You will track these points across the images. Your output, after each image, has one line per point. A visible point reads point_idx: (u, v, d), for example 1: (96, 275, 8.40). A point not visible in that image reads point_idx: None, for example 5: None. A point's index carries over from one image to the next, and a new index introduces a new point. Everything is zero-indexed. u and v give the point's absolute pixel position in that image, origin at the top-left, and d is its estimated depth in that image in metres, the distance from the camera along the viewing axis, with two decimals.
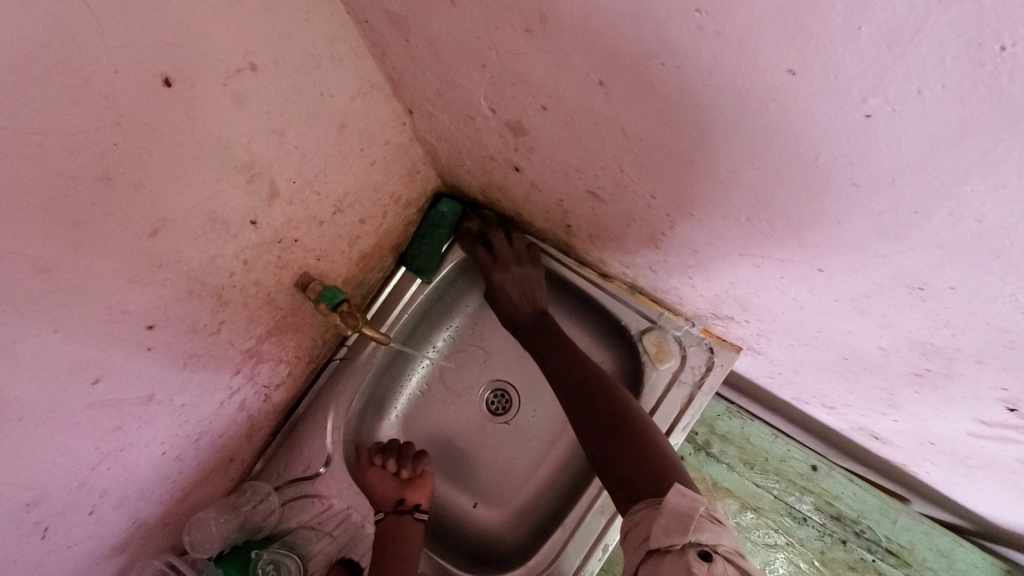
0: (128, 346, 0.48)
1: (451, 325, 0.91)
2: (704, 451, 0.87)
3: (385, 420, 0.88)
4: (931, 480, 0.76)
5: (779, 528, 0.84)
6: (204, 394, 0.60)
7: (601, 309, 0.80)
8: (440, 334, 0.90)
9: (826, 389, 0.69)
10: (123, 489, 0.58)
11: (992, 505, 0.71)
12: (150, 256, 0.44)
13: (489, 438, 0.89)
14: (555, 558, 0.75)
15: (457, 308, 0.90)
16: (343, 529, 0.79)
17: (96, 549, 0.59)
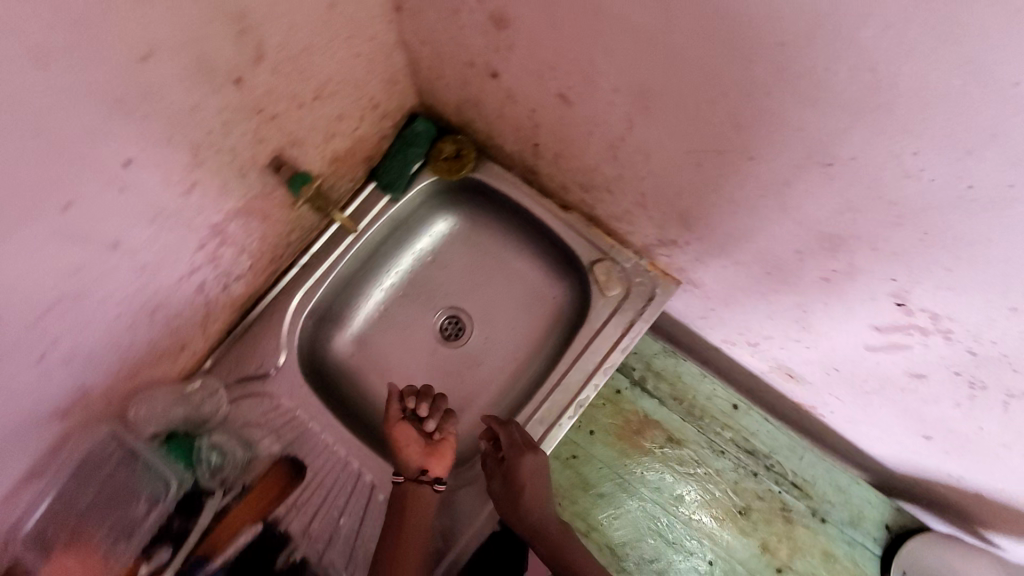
0: (102, 179, 0.49)
1: (415, 250, 0.95)
2: (639, 385, 0.94)
3: (340, 333, 0.91)
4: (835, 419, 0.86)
5: (699, 459, 0.92)
6: (166, 260, 0.62)
7: (558, 240, 0.86)
8: (404, 257, 0.94)
9: (753, 320, 0.76)
10: (76, 343, 0.58)
11: (883, 438, 0.81)
12: (136, 83, 0.46)
13: (439, 360, 0.93)
14: None
15: (422, 234, 0.94)
16: (289, 428, 0.80)
17: (40, 403, 0.59)
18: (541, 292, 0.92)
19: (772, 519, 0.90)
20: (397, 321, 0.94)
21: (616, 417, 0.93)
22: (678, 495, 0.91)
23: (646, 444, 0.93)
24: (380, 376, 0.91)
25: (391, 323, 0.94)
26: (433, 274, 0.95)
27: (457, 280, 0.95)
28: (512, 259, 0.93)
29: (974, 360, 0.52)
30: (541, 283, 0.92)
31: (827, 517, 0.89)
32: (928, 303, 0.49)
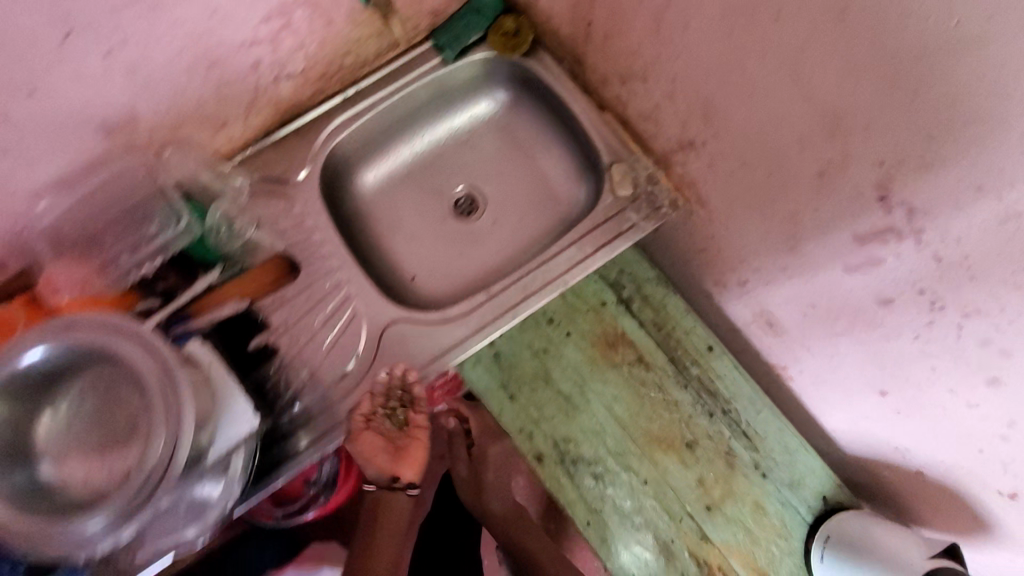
0: None
1: (452, 125, 1.00)
2: (626, 303, 0.98)
3: (365, 174, 0.98)
4: (802, 377, 0.87)
5: (662, 385, 0.94)
6: (233, 17, 0.69)
7: (586, 142, 0.92)
8: (441, 128, 1.00)
9: (748, 247, 0.79)
10: (137, 59, 0.66)
11: (842, 402, 0.82)
12: None
13: (446, 229, 0.99)
14: (471, 309, 0.84)
15: (463, 112, 1.00)
16: (297, 232, 0.86)
17: (94, 103, 0.67)
18: (556, 192, 0.97)
19: (714, 460, 0.92)
20: (418, 183, 1.00)
21: (594, 325, 0.97)
22: (633, 413, 0.94)
23: (617, 357, 0.96)
24: (391, 224, 0.98)
25: (413, 182, 1.00)
26: (463, 153, 1.01)
27: (481, 164, 1.00)
28: (539, 157, 0.99)
29: (942, 270, 0.53)
30: (559, 183, 0.97)
31: (767, 473, 0.91)
32: (909, 194, 0.51)
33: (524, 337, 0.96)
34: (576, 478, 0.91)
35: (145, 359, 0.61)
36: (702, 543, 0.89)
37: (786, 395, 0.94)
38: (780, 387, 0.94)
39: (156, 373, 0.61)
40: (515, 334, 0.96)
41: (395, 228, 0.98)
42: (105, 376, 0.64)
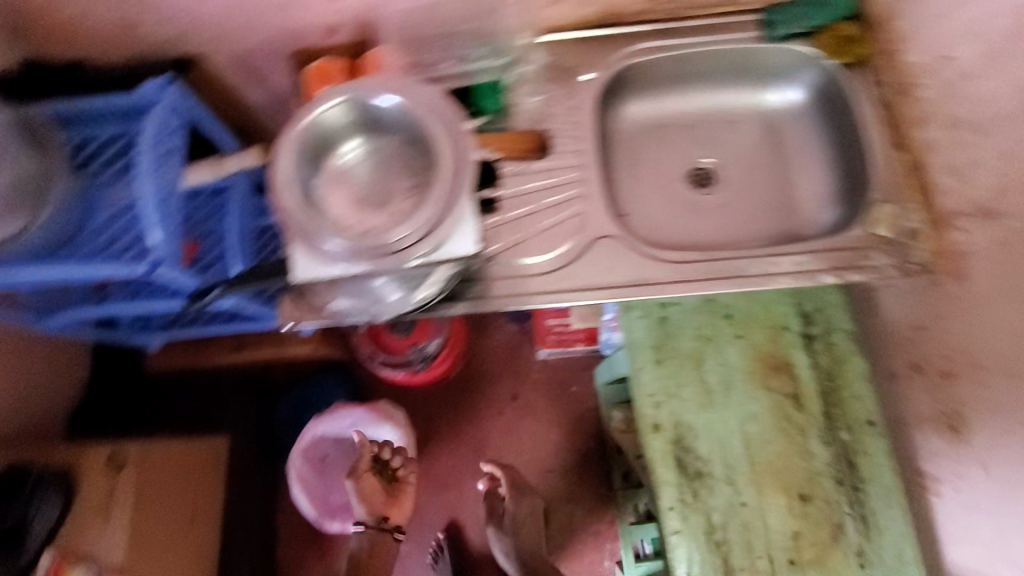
0: None
1: (730, 102, 1.03)
2: (808, 339, 0.95)
3: (634, 103, 1.02)
4: (959, 496, 0.82)
5: (803, 430, 0.91)
6: None
7: (860, 171, 0.92)
8: (720, 100, 1.03)
9: (987, 344, 0.74)
10: None
11: (994, 537, 0.76)
12: None
13: (676, 188, 1.00)
14: (682, 259, 0.84)
15: (748, 95, 1.03)
16: (563, 117, 0.90)
17: None
18: (795, 207, 0.98)
19: (820, 524, 0.88)
20: (675, 134, 1.03)
21: (766, 343, 0.95)
22: (763, 438, 0.91)
23: (773, 383, 0.94)
24: (631, 157, 1.01)
25: (669, 132, 1.03)
26: (725, 130, 1.03)
27: (736, 150, 1.03)
28: (795, 168, 1.00)
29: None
30: (799, 200, 0.98)
31: (867, 568, 0.86)
32: None
33: (697, 317, 0.96)
34: (683, 465, 0.90)
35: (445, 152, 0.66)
36: None
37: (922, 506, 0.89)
38: (921, 496, 0.89)
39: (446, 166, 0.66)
40: (690, 310, 0.96)
41: (632, 162, 1.01)
42: (408, 146, 0.72)
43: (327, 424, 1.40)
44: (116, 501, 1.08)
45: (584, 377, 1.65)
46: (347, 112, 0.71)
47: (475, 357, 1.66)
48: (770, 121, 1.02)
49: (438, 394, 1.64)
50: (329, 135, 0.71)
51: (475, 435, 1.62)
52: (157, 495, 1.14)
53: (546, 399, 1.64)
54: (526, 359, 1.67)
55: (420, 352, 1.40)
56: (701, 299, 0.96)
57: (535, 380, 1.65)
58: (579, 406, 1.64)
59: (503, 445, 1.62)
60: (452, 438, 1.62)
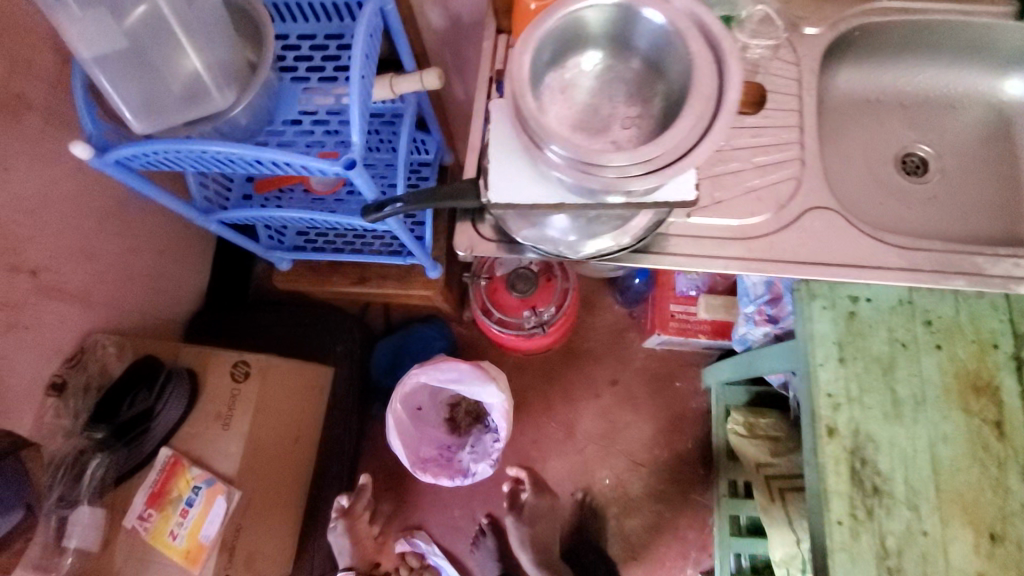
0: None
1: (957, 85, 0.90)
2: (1019, 363, 0.83)
3: (845, 71, 0.90)
4: None
5: (999, 465, 0.80)
6: None
7: None
8: (945, 82, 0.90)
9: None
10: None
11: None
12: None
13: (882, 173, 0.89)
14: (908, 248, 0.74)
15: (980, 80, 0.90)
16: (777, 73, 0.81)
17: None
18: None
19: (1009, 571, 0.77)
20: (886, 115, 0.91)
21: (970, 359, 0.83)
22: (954, 464, 0.80)
23: (973, 406, 0.82)
24: (835, 132, 0.90)
25: (881, 112, 0.91)
26: (947, 116, 0.91)
27: (956, 141, 0.90)
28: None
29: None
30: None
31: None
32: None
33: (891, 319, 0.84)
34: (857, 477, 0.80)
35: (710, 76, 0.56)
36: None
37: None
38: None
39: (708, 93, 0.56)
40: (883, 310, 0.85)
41: (837, 137, 0.90)
42: (656, 69, 0.63)
43: (430, 375, 1.35)
44: (239, 407, 1.10)
45: (690, 373, 1.54)
46: (608, 19, 0.63)
47: (577, 333, 1.59)
48: (1006, 111, 0.89)
49: (534, 364, 1.58)
50: (575, 38, 0.63)
51: (566, 413, 1.55)
52: (273, 409, 1.15)
53: (646, 389, 1.55)
54: (629, 344, 1.58)
55: (535, 316, 1.33)
56: (897, 298, 0.85)
57: (637, 367, 1.57)
58: (680, 402, 1.54)
59: (594, 428, 1.54)
60: (542, 412, 1.56)
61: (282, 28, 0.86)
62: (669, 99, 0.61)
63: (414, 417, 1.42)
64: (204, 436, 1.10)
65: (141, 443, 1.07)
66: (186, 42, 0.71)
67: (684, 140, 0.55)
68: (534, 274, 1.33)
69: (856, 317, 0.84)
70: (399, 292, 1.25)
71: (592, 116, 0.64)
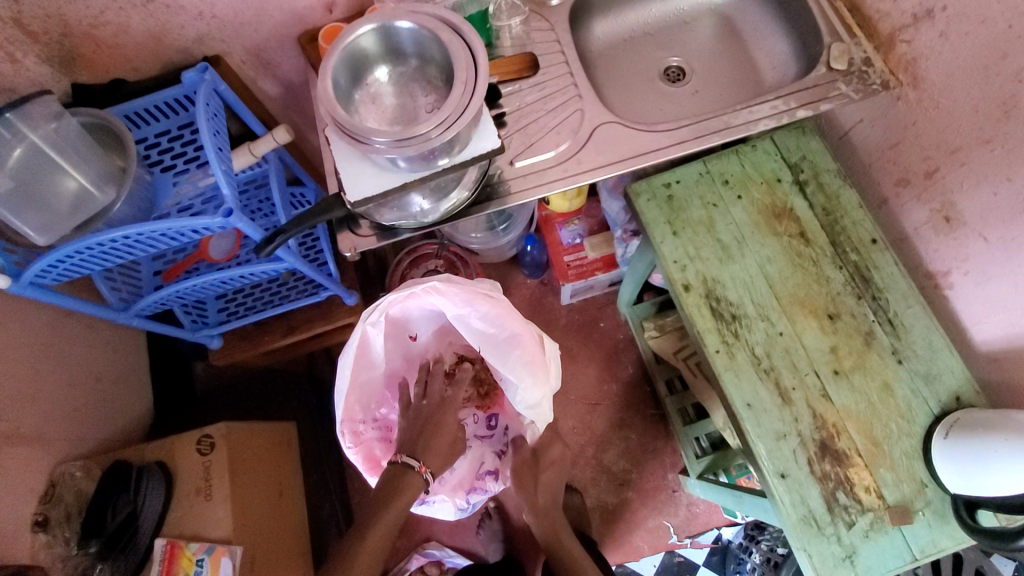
0: None
1: (676, 10, 1.14)
2: (801, 183, 1.04)
3: (593, 25, 1.12)
4: (964, 289, 0.92)
5: (815, 268, 1.00)
6: None
7: (807, 19, 1.00)
8: (663, 9, 1.14)
9: (955, 127, 0.84)
10: None
11: (1008, 309, 0.86)
12: None
13: (652, 89, 1.10)
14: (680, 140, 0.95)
15: (689, 3, 1.14)
16: (535, 42, 1.03)
17: None
18: (761, 75, 1.08)
19: (852, 335, 0.97)
20: (637, 48, 1.14)
21: (765, 195, 1.04)
22: (783, 275, 1.00)
23: (780, 228, 1.02)
24: (602, 75, 1.11)
25: (631, 47, 1.14)
26: (680, 32, 1.14)
27: (698, 47, 1.13)
28: (756, 46, 1.09)
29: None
30: (767, 68, 1.07)
31: (904, 362, 0.95)
32: None
33: (699, 189, 1.06)
34: (717, 312, 1.00)
35: (461, 48, 0.78)
36: (822, 400, 0.95)
37: (940, 307, 0.98)
38: (936, 297, 0.98)
39: (467, 61, 0.78)
40: (691, 184, 1.06)
41: (608, 77, 1.11)
42: (429, 62, 0.83)
43: (459, 304, 1.20)
44: (213, 475, 1.19)
45: (610, 311, 1.72)
46: (377, 38, 0.82)
47: None
48: (721, 12, 1.13)
49: None
50: (362, 62, 0.83)
51: None
52: (246, 465, 1.25)
53: (578, 339, 1.72)
54: (551, 307, 1.74)
55: None
56: (698, 173, 1.06)
57: (563, 324, 1.73)
58: (610, 339, 1.71)
59: None
60: None
61: (139, 133, 1.01)
62: (446, 70, 0.82)
63: (400, 338, 1.27)
64: (193, 512, 1.18)
65: (133, 544, 1.13)
66: (66, 166, 0.87)
67: (456, 103, 0.77)
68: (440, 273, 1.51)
69: (674, 193, 1.06)
70: (328, 326, 1.38)
71: (402, 111, 0.84)
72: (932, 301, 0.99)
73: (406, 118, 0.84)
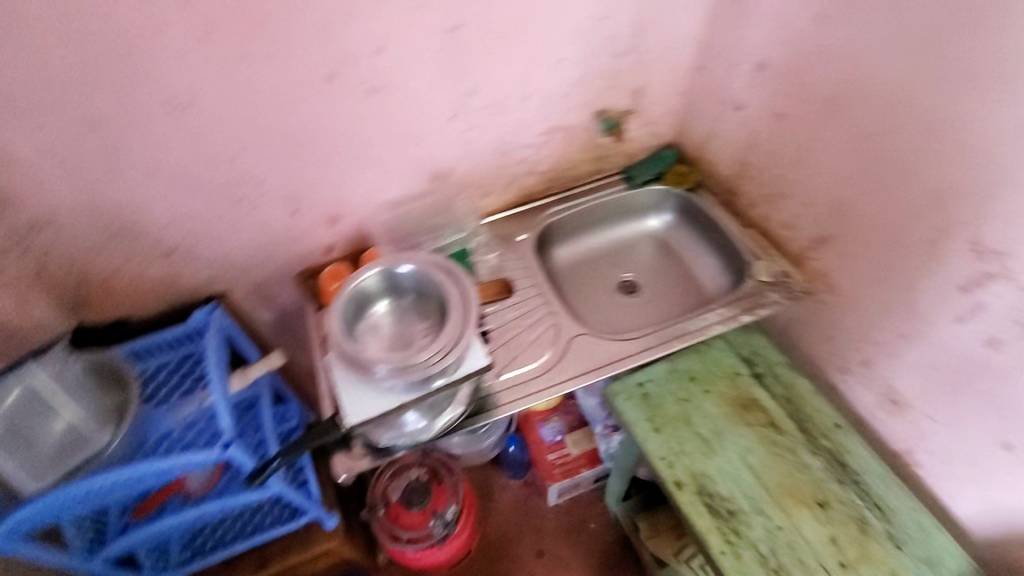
0: (540, 60, 1.03)
1: (638, 226, 1.35)
2: (757, 376, 1.14)
3: (561, 249, 1.32)
4: (927, 468, 0.99)
5: (796, 464, 1.03)
6: (523, 130, 1.14)
7: (722, 238, 1.23)
8: (623, 228, 1.35)
9: (873, 321, 0.98)
10: (468, 144, 1.11)
11: (977, 488, 0.91)
12: (584, 33, 1.02)
13: (612, 300, 1.26)
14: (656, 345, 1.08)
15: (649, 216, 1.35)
16: (514, 265, 1.21)
17: (428, 161, 1.10)
18: (702, 287, 1.26)
19: (847, 523, 0.97)
20: (613, 256, 1.34)
21: (731, 390, 1.13)
22: (767, 465, 1.04)
23: (750, 418, 1.09)
24: (576, 285, 1.28)
25: (611, 257, 1.34)
26: (630, 251, 1.34)
27: (646, 260, 1.33)
28: (693, 262, 1.29)
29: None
30: (704, 278, 1.26)
31: (903, 547, 0.94)
32: (994, 240, 0.75)
33: (671, 387, 1.14)
34: (713, 509, 1.00)
35: (452, 285, 0.92)
36: None
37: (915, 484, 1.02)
38: (909, 474, 1.03)
39: (458, 296, 0.91)
40: (662, 383, 1.15)
41: (578, 286, 1.28)
42: (425, 294, 0.95)
43: None
44: None
45: (599, 507, 1.67)
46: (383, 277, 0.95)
47: (489, 521, 1.66)
48: (660, 238, 1.35)
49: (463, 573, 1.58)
50: (364, 298, 0.95)
51: None
52: None
53: (571, 543, 1.62)
54: (538, 508, 1.67)
55: (440, 520, 1.43)
56: (666, 372, 1.16)
57: (554, 526, 1.65)
58: (604, 541, 1.62)
59: None
60: None
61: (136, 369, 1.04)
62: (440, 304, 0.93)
63: None
64: None
65: None
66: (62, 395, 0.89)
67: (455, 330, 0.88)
68: (424, 483, 1.46)
69: (650, 394, 1.13)
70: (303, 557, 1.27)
71: (395, 338, 0.93)
72: (908, 480, 1.03)
73: (402, 342, 0.93)
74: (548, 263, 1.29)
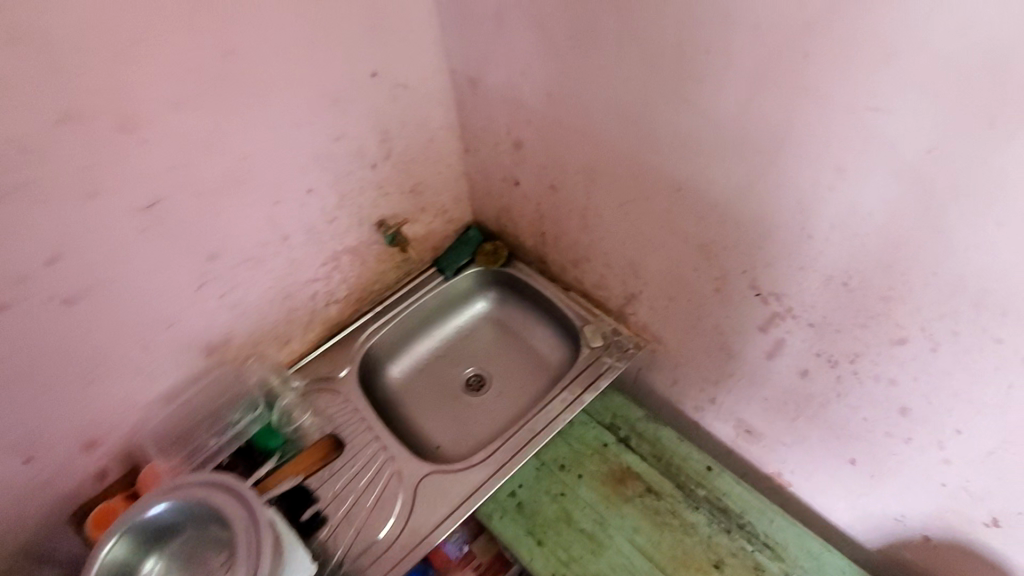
0: (282, 198, 0.91)
1: (468, 313, 1.27)
2: (624, 441, 1.09)
3: (393, 366, 1.20)
4: (797, 486, 0.98)
5: (682, 527, 0.99)
6: (297, 268, 1.01)
7: (550, 305, 1.18)
8: (453, 319, 1.26)
9: (702, 364, 0.96)
10: (235, 305, 0.96)
11: (842, 499, 0.91)
12: (321, 158, 0.92)
13: (461, 404, 1.15)
14: (508, 457, 0.98)
15: (475, 299, 1.27)
16: (337, 412, 1.06)
17: (192, 340, 0.93)
18: (546, 359, 1.19)
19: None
20: (451, 351, 1.24)
21: (601, 466, 1.06)
22: (656, 540, 0.98)
23: (628, 492, 1.03)
24: (419, 402, 1.16)
25: (449, 353, 1.24)
26: (466, 340, 1.25)
27: (486, 345, 1.24)
28: (529, 335, 1.22)
29: (854, 310, 0.67)
30: (545, 349, 1.20)
31: None
32: (771, 284, 0.74)
33: (542, 485, 1.05)
34: None
35: (236, 509, 0.75)
36: None
37: (793, 502, 1.01)
38: (786, 494, 1.02)
39: (246, 520, 0.74)
40: (533, 484, 1.05)
41: (420, 401, 1.16)
42: (210, 526, 0.78)
43: None
44: None
45: None
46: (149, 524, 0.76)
47: None
48: (494, 317, 1.27)
49: None
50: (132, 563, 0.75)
51: None
52: None
53: None
54: None
55: None
56: (534, 469, 1.07)
57: None
58: None
59: None
60: None
61: None
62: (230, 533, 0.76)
63: None
64: None
65: None
66: None
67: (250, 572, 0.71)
68: None
69: (523, 502, 1.03)
70: None
71: None
72: (787, 500, 1.02)
73: None
74: (382, 390, 1.17)
